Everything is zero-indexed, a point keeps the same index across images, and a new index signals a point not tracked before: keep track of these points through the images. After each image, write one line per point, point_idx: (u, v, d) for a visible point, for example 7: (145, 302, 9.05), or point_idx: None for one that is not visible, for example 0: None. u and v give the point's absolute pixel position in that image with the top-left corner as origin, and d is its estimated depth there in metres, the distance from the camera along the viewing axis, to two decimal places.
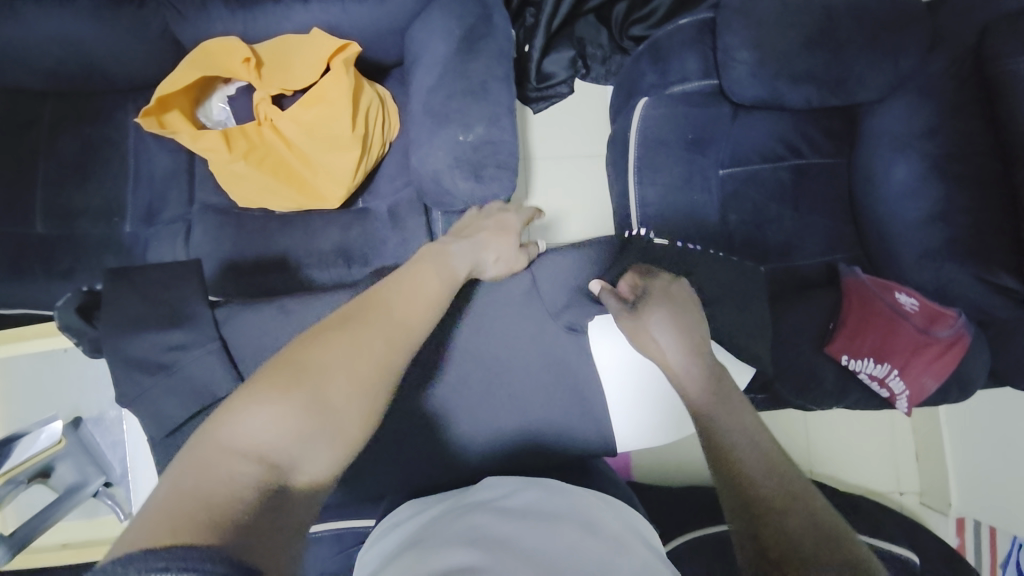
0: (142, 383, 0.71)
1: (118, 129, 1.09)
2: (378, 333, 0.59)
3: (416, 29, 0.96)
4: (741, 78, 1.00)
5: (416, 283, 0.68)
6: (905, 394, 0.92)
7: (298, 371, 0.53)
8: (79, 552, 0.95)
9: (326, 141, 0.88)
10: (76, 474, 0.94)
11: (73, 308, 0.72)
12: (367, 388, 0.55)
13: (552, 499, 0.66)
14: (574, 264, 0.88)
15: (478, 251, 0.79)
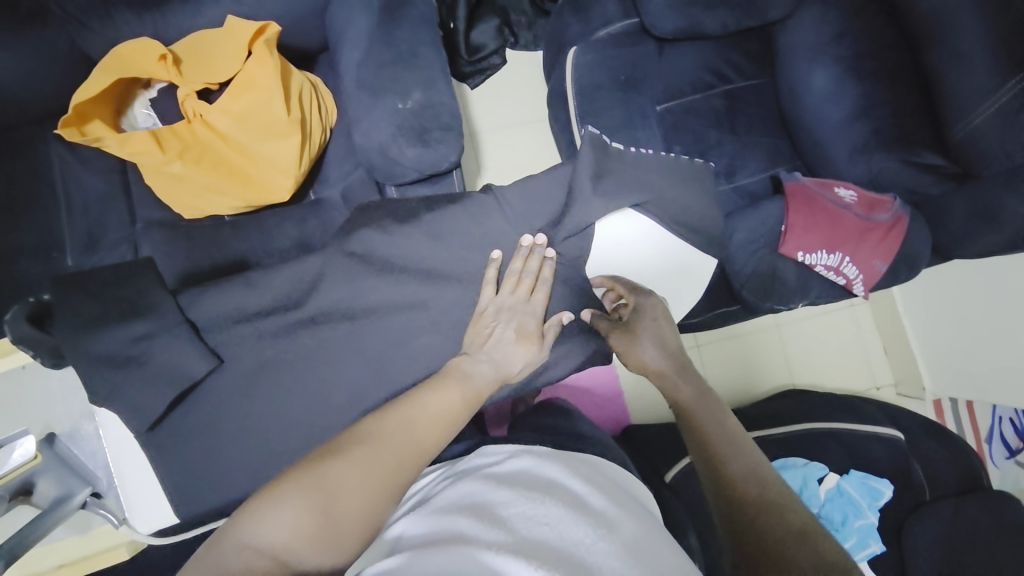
0: (113, 378, 0.71)
1: (41, 161, 1.04)
2: (392, 453, 0.61)
3: (335, 8, 0.95)
4: (659, 11, 1.03)
5: (430, 397, 0.67)
6: (859, 277, 0.98)
7: (318, 483, 0.56)
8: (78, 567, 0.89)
9: (263, 129, 0.86)
10: (57, 486, 0.83)
11: (22, 317, 0.70)
12: (376, 499, 0.58)
13: (542, 465, 0.67)
14: (543, 194, 0.80)
15: (501, 363, 0.73)
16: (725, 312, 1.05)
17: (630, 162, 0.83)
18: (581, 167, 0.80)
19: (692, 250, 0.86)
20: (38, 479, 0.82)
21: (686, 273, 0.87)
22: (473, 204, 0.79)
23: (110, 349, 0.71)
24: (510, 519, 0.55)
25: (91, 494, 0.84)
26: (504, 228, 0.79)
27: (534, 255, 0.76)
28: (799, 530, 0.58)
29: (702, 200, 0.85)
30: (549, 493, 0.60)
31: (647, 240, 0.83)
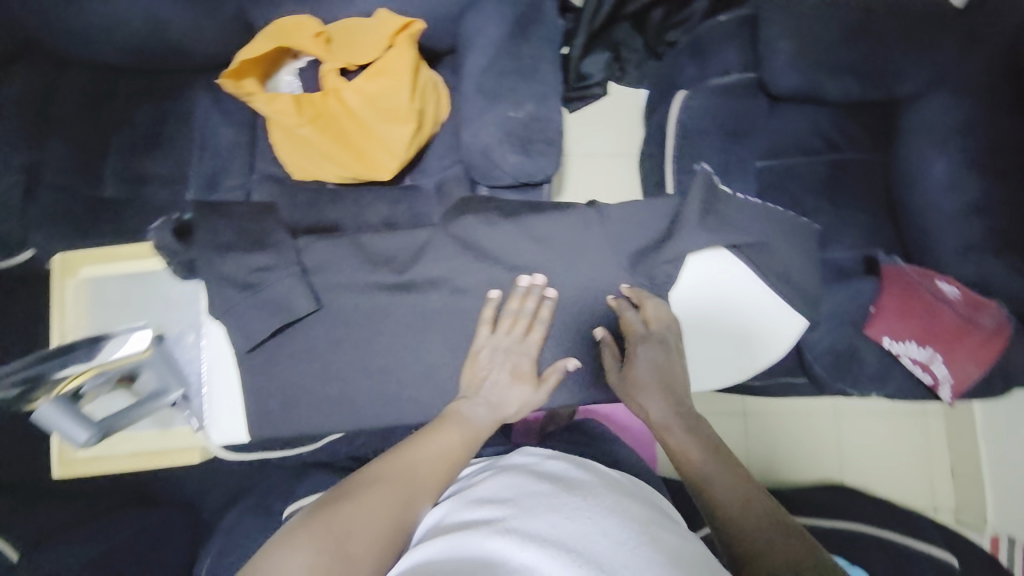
0: (230, 298, 0.78)
1: (189, 105, 1.18)
2: (400, 491, 0.64)
3: (470, 15, 1.03)
4: (779, 69, 1.03)
5: (435, 439, 0.72)
6: (949, 380, 0.91)
7: (330, 524, 0.59)
8: (158, 459, 0.92)
9: (385, 112, 0.94)
10: (159, 379, 0.85)
11: (170, 229, 0.78)
12: (386, 546, 0.59)
13: (575, 471, 0.70)
14: (645, 220, 0.82)
15: (497, 406, 0.77)
16: (789, 381, 1.00)
17: (737, 208, 0.83)
18: (692, 199, 0.81)
19: (782, 303, 0.84)
20: (143, 369, 0.84)
21: (770, 326, 0.85)
22: (577, 214, 0.82)
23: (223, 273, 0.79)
24: (541, 513, 0.59)
25: (182, 396, 0.86)
26: (603, 244, 0.81)
27: (621, 314, 0.79)
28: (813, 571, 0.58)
29: (798, 261, 0.84)
30: (589, 493, 0.64)
31: (734, 282, 0.83)
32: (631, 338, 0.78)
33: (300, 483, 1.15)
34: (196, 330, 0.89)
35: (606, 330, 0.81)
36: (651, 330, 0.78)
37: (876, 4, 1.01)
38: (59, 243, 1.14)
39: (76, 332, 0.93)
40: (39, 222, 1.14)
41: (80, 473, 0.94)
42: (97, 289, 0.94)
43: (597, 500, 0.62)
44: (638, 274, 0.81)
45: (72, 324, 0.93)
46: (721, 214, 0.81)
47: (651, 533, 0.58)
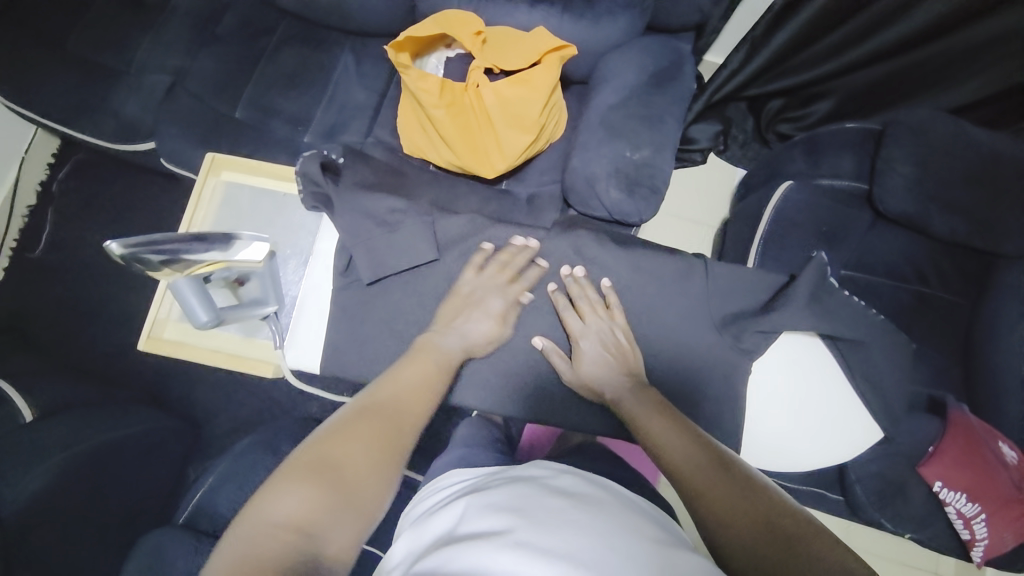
0: (361, 233, 0.88)
1: (330, 59, 1.27)
2: (382, 422, 0.67)
3: (613, 57, 1.09)
4: (894, 189, 1.03)
5: (403, 367, 0.76)
6: (984, 542, 0.88)
7: (317, 463, 0.60)
8: (239, 361, 0.95)
9: (513, 118, 1.00)
10: (261, 290, 0.89)
11: (316, 160, 0.91)
12: (379, 468, 0.63)
13: (591, 487, 0.67)
14: (746, 283, 0.85)
15: (463, 336, 0.82)
16: (820, 493, 0.97)
17: (843, 303, 0.83)
18: (806, 276, 0.81)
19: (863, 410, 0.86)
20: (252, 276, 0.88)
21: (848, 430, 0.86)
22: (685, 262, 0.87)
23: (344, 212, 0.89)
24: (548, 526, 0.56)
25: (274, 312, 0.91)
26: (699, 299, 0.85)
27: (575, 284, 0.86)
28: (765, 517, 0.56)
29: (879, 374, 0.84)
30: (600, 511, 0.61)
31: (824, 376, 0.85)
32: (573, 337, 0.84)
33: None
34: (303, 259, 1.00)
35: (545, 339, 0.87)
36: (587, 325, 0.83)
37: (1008, 157, 1.01)
38: (179, 145, 1.23)
39: (200, 226, 1.02)
40: (169, 121, 1.24)
41: (160, 354, 0.96)
42: (230, 195, 1.04)
43: (607, 519, 0.59)
44: (730, 334, 0.84)
45: (200, 219, 1.02)
46: (823, 297, 0.82)
47: (664, 553, 0.55)
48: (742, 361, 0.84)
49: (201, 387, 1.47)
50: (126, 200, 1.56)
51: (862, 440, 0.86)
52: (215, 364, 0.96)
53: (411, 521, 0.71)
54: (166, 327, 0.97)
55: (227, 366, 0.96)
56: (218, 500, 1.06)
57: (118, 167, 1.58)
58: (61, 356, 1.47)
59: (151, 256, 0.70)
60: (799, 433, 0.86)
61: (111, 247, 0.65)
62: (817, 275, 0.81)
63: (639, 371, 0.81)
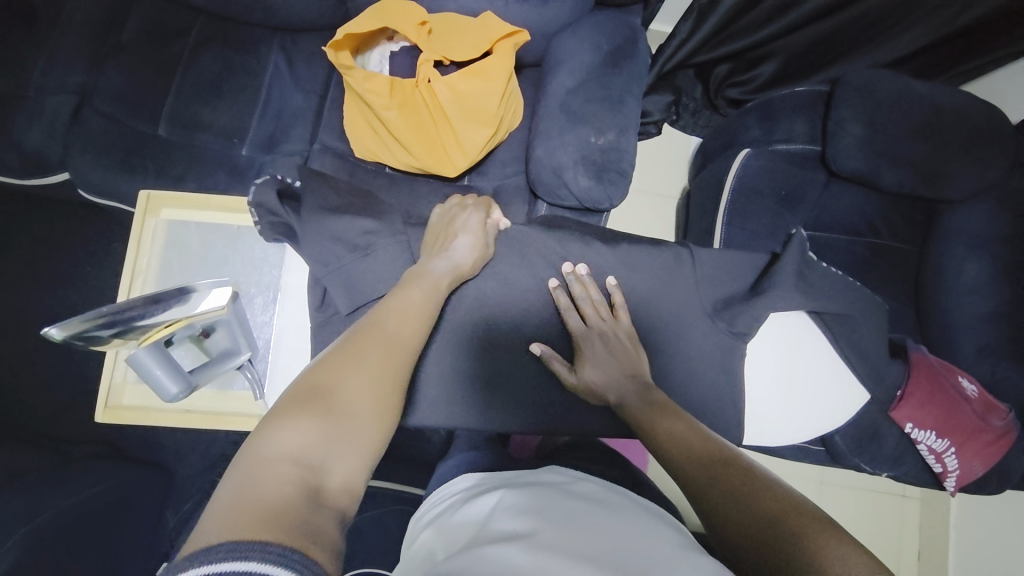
0: (342, 257, 0.82)
1: (259, 61, 1.16)
2: (379, 349, 0.62)
3: (564, 37, 1.05)
4: (846, 149, 1.07)
5: (397, 297, 0.71)
6: (956, 472, 0.96)
7: (315, 391, 0.55)
8: (214, 420, 0.88)
9: (470, 111, 0.95)
10: (231, 339, 0.82)
11: (274, 186, 0.86)
12: (381, 396, 0.59)
13: (606, 491, 0.68)
14: (735, 267, 0.88)
15: (455, 257, 0.80)
16: (803, 448, 1.01)
17: (825, 276, 0.87)
18: (793, 256, 0.85)
19: (847, 372, 0.92)
20: (217, 326, 0.80)
21: (836, 393, 0.93)
22: (671, 252, 0.88)
23: (308, 237, 0.83)
24: (569, 527, 0.56)
25: (248, 360, 0.85)
26: (689, 286, 0.87)
27: (576, 282, 0.85)
28: (774, 514, 0.55)
29: (848, 332, 0.89)
30: (623, 516, 0.61)
31: (811, 345, 0.91)
32: (577, 338, 0.84)
33: None
34: (272, 295, 0.93)
35: (544, 346, 0.85)
36: (591, 327, 0.84)
37: (946, 107, 1.06)
38: (97, 173, 1.10)
39: (146, 272, 0.92)
40: (81, 148, 1.10)
41: (122, 423, 0.88)
42: (174, 232, 0.94)
43: (630, 525, 0.59)
44: (723, 319, 0.86)
45: (145, 264, 0.91)
46: (806, 271, 0.86)
47: (687, 554, 0.54)
48: (737, 343, 0.86)
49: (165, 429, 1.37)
50: (46, 238, 1.40)
51: (848, 401, 0.94)
52: (186, 427, 0.88)
53: (430, 521, 0.69)
54: (125, 392, 0.89)
55: (201, 427, 0.89)
56: None
57: (29, 201, 1.41)
58: None
59: (100, 330, 0.69)
60: (795, 402, 0.91)
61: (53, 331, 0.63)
62: (800, 252, 0.85)
63: (644, 372, 0.82)
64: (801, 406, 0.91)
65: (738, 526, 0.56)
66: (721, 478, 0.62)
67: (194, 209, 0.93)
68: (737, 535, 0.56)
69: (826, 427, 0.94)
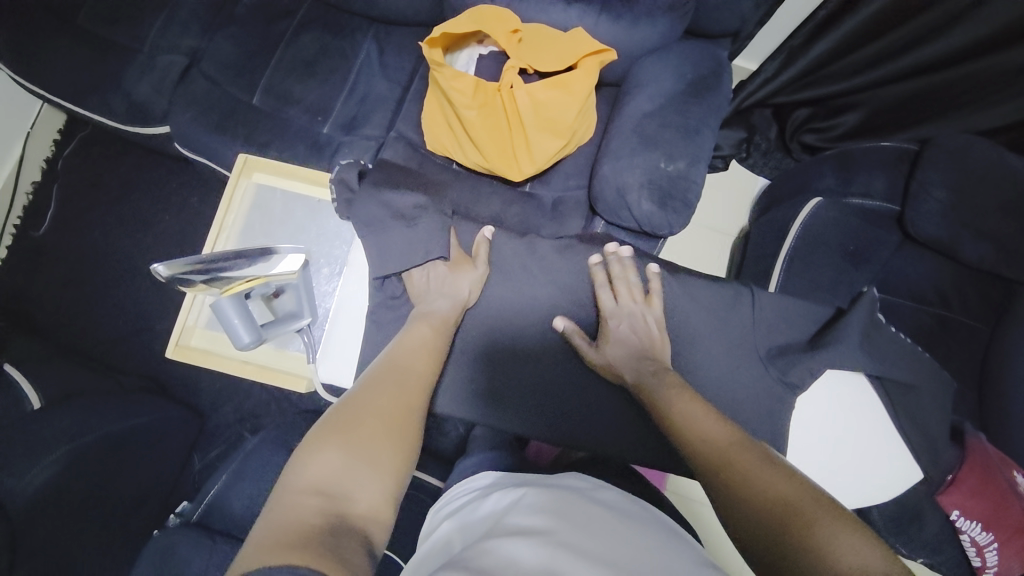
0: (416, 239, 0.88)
1: (352, 47, 1.22)
2: (393, 386, 0.71)
3: (648, 62, 1.06)
4: (927, 213, 1.03)
5: (410, 335, 0.81)
6: (996, 570, 0.90)
7: (339, 425, 0.63)
8: (269, 375, 0.92)
9: (546, 120, 0.97)
10: (297, 303, 0.87)
11: (352, 165, 0.95)
12: (395, 424, 0.66)
13: (630, 504, 0.67)
14: (796, 314, 0.87)
15: (451, 292, 0.87)
16: None
17: (889, 340, 0.86)
18: (858, 314, 0.84)
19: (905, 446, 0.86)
20: (286, 288, 0.85)
21: (889, 464, 0.86)
22: (731, 291, 0.87)
23: (365, 210, 0.91)
24: (587, 530, 0.56)
25: (307, 326, 0.88)
26: (746, 326, 0.86)
27: (611, 261, 0.88)
28: (785, 518, 0.54)
29: (903, 403, 0.85)
30: (647, 530, 0.60)
31: (866, 408, 0.87)
32: (605, 316, 0.85)
33: None
34: (337, 268, 0.97)
35: (568, 321, 0.88)
36: (620, 306, 0.85)
37: None
38: (192, 130, 1.19)
39: (230, 229, 0.98)
40: (183, 106, 1.19)
41: (187, 362, 0.94)
42: (260, 195, 1.01)
43: (651, 538, 0.58)
44: (777, 368, 0.84)
45: (231, 222, 0.98)
46: (869, 329, 0.85)
47: (705, 572, 0.52)
48: (787, 394, 0.84)
49: (207, 376, 1.45)
50: (135, 183, 1.53)
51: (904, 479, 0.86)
52: (243, 376, 0.93)
53: (449, 514, 0.71)
54: (194, 334, 0.95)
55: (256, 379, 0.94)
56: (232, 496, 1.07)
57: (126, 147, 1.54)
58: (66, 340, 1.44)
59: (197, 276, 0.74)
60: (844, 464, 0.86)
61: (156, 267, 0.71)
62: (863, 308, 0.85)
63: (666, 358, 0.82)
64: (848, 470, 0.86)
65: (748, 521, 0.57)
66: (730, 470, 0.62)
67: (282, 177, 0.99)
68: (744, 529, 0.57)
69: (873, 497, 0.86)
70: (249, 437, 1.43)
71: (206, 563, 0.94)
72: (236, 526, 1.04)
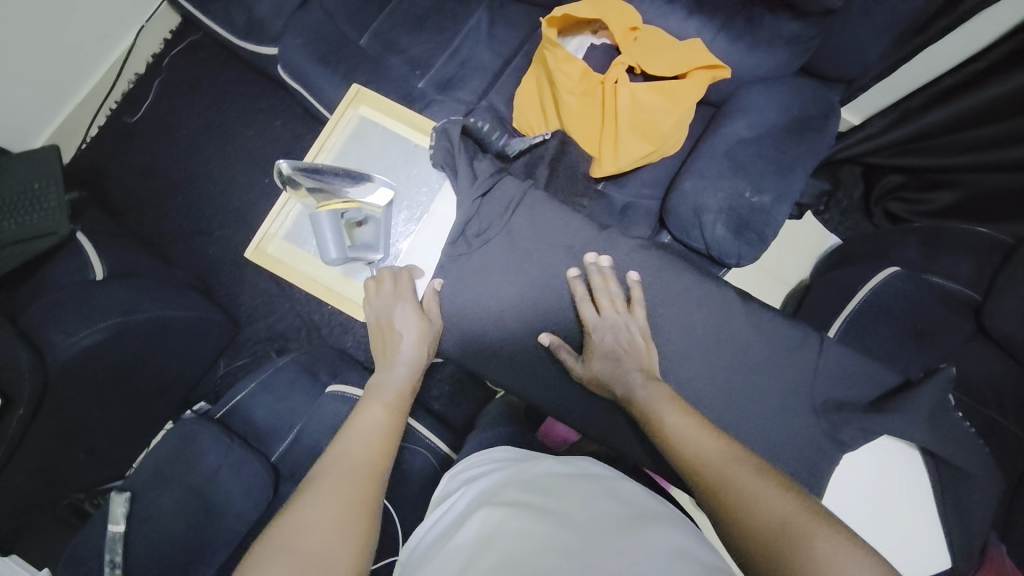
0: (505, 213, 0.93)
1: (465, 10, 1.23)
2: (341, 481, 0.65)
3: (757, 89, 1.03)
4: (1008, 310, 0.96)
5: (364, 414, 0.75)
6: None
7: (279, 543, 0.59)
8: (333, 296, 0.96)
9: (641, 123, 0.96)
10: (375, 237, 0.94)
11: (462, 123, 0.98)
12: (341, 526, 0.62)
13: (646, 496, 0.66)
14: (860, 375, 0.85)
15: (406, 363, 0.82)
16: None
17: (950, 423, 0.83)
18: (930, 390, 0.81)
19: (938, 529, 0.82)
20: (369, 221, 0.94)
21: (918, 535, 0.83)
22: (792, 337, 0.86)
23: (463, 167, 0.93)
24: (594, 524, 0.56)
25: (379, 260, 0.95)
26: (803, 373, 0.85)
27: (596, 272, 0.86)
28: (779, 543, 0.55)
29: (945, 489, 0.82)
30: (661, 522, 0.59)
31: (905, 480, 0.85)
32: (588, 329, 0.84)
33: (349, 369, 1.19)
34: (416, 214, 0.99)
35: (553, 336, 0.87)
36: (603, 318, 0.83)
37: None
38: (298, 57, 1.23)
39: (329, 152, 1.02)
40: (295, 31, 1.23)
41: (261, 265, 0.98)
42: (360, 127, 1.05)
43: (660, 532, 0.56)
44: (828, 422, 0.83)
45: (330, 145, 1.02)
46: (935, 408, 0.82)
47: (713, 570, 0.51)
48: (833, 452, 0.83)
49: (248, 291, 1.51)
50: (228, 94, 1.59)
51: (927, 560, 0.81)
52: (310, 292, 0.97)
53: (467, 481, 0.72)
54: (272, 242, 0.99)
55: (321, 298, 0.97)
56: (253, 406, 1.12)
57: (229, 60, 1.61)
58: (135, 224, 1.54)
59: (306, 182, 0.89)
60: (862, 519, 0.84)
61: (281, 162, 0.86)
62: (935, 384, 0.81)
63: (653, 366, 0.80)
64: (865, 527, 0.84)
65: (741, 535, 0.58)
66: (721, 484, 0.62)
67: (387, 115, 1.03)
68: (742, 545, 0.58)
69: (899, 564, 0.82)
70: (273, 358, 1.49)
71: (220, 458, 1.00)
72: (252, 433, 1.10)
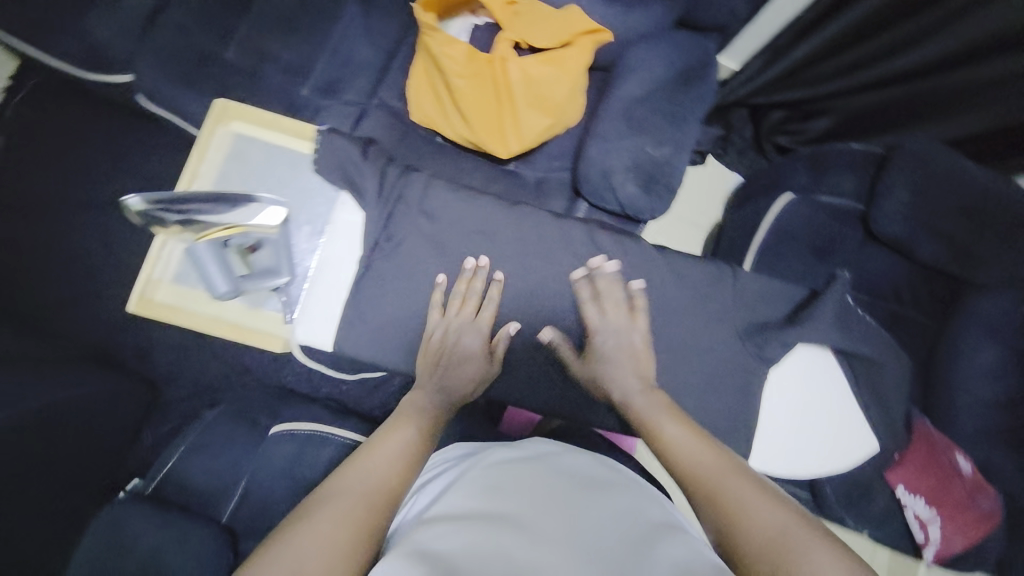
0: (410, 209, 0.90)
1: (336, 6, 1.15)
2: (363, 500, 0.61)
3: (639, 47, 1.05)
4: (889, 212, 1.05)
5: (388, 439, 0.70)
6: (936, 543, 0.97)
7: (286, 560, 0.53)
8: (239, 332, 0.90)
9: (537, 97, 0.96)
10: (273, 259, 0.88)
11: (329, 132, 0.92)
12: (351, 545, 0.56)
13: (596, 464, 0.69)
14: (774, 298, 0.92)
15: (445, 388, 0.81)
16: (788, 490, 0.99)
17: (856, 320, 0.91)
18: (835, 293, 0.89)
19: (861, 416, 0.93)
20: (263, 244, 0.87)
21: (839, 432, 0.93)
22: (711, 275, 0.91)
23: (365, 178, 0.90)
24: (552, 510, 0.57)
25: (285, 284, 0.89)
26: (727, 306, 0.90)
27: (594, 273, 0.88)
28: (779, 551, 0.55)
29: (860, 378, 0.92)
30: (614, 492, 0.62)
31: (829, 384, 0.93)
32: (590, 332, 0.85)
33: (290, 404, 1.13)
34: (318, 228, 0.94)
35: (555, 332, 0.87)
36: (604, 322, 0.85)
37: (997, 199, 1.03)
38: (160, 85, 1.12)
39: (205, 179, 0.95)
40: (148, 56, 1.11)
41: (150, 316, 0.91)
42: (237, 145, 0.98)
43: (613, 502, 0.60)
44: (754, 346, 0.89)
45: (204, 171, 0.95)
46: (840, 312, 0.89)
47: (666, 529, 0.56)
48: (759, 370, 0.90)
49: (160, 349, 1.37)
50: (87, 137, 1.41)
51: (853, 448, 0.93)
52: (213, 332, 0.91)
53: (422, 485, 0.70)
54: (158, 288, 0.91)
55: (227, 338, 0.92)
56: (192, 469, 1.04)
57: (80, 98, 1.42)
58: (2, 301, 1.33)
59: (170, 215, 0.79)
60: (797, 425, 0.92)
61: (130, 197, 0.75)
62: (836, 292, 0.89)
63: (651, 375, 0.82)
64: (806, 432, 0.92)
65: (739, 545, 0.57)
66: (717, 496, 0.62)
67: (262, 127, 0.97)
68: (735, 553, 0.57)
69: (830, 459, 0.92)
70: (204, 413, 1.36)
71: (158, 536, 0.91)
72: (191, 498, 1.01)
